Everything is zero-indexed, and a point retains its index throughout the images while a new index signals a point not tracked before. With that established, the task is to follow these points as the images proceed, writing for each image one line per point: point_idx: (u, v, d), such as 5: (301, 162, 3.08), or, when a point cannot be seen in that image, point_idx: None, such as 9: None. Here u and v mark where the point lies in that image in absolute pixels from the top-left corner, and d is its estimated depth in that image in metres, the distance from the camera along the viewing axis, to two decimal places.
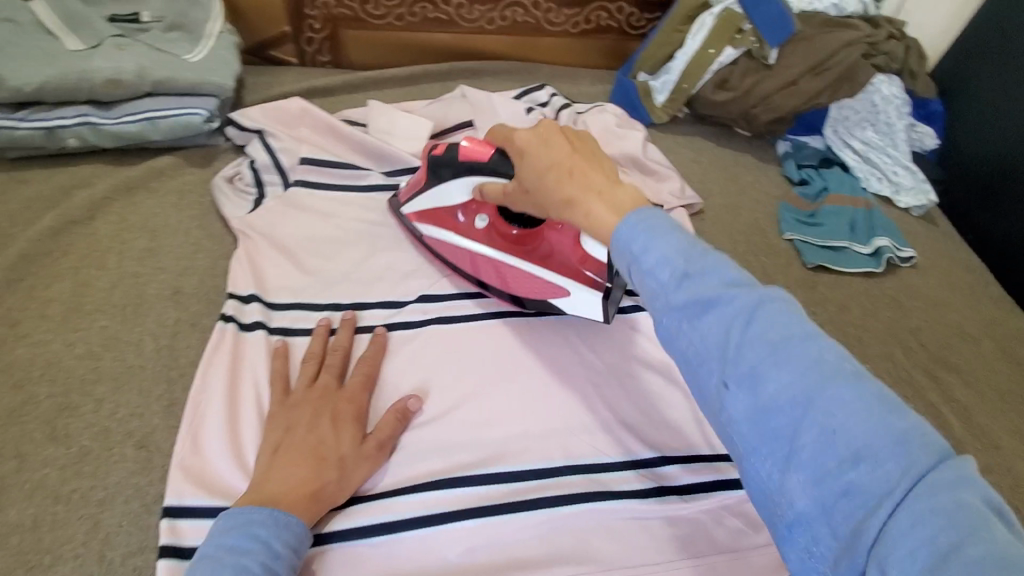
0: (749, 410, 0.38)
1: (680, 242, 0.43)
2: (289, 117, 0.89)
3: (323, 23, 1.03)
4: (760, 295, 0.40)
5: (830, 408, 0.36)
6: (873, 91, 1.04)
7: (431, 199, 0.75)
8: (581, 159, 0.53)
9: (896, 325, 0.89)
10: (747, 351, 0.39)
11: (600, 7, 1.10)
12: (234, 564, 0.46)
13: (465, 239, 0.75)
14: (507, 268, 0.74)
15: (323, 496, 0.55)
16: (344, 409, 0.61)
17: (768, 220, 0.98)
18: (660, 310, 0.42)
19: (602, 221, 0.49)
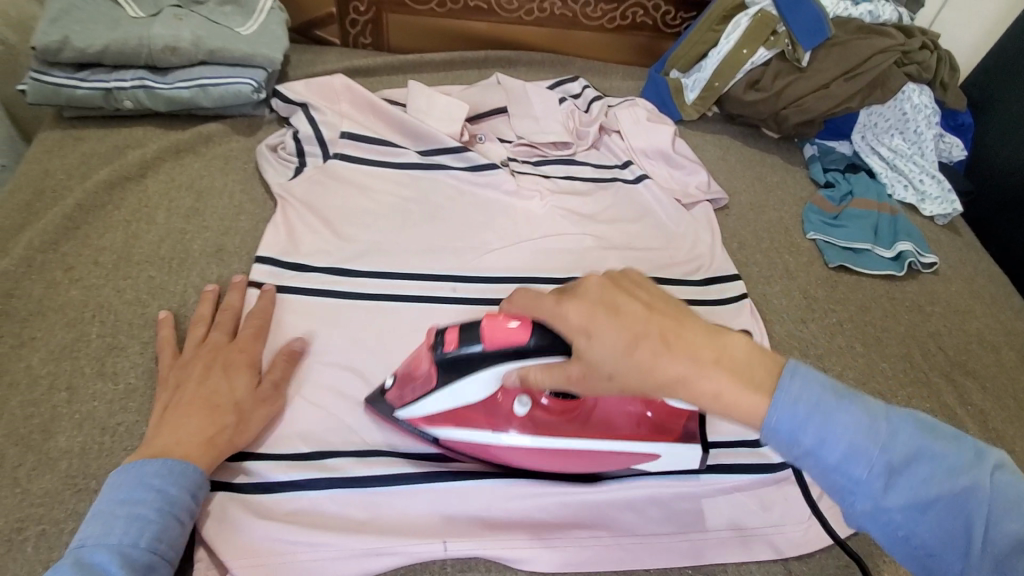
0: (956, 555, 0.41)
1: (859, 417, 0.42)
2: (332, 92, 0.92)
3: (368, 6, 1.07)
4: (932, 440, 0.42)
5: (1001, 526, 0.40)
6: (904, 99, 1.05)
7: (438, 404, 0.60)
8: (667, 319, 0.45)
9: (916, 328, 0.90)
10: (936, 510, 0.41)
11: (637, 3, 1.12)
12: (127, 516, 0.49)
13: (497, 457, 0.62)
14: (562, 450, 0.62)
15: (222, 442, 0.56)
16: (234, 357, 0.62)
17: (793, 220, 1.00)
18: (858, 499, 0.42)
19: (733, 403, 0.43)
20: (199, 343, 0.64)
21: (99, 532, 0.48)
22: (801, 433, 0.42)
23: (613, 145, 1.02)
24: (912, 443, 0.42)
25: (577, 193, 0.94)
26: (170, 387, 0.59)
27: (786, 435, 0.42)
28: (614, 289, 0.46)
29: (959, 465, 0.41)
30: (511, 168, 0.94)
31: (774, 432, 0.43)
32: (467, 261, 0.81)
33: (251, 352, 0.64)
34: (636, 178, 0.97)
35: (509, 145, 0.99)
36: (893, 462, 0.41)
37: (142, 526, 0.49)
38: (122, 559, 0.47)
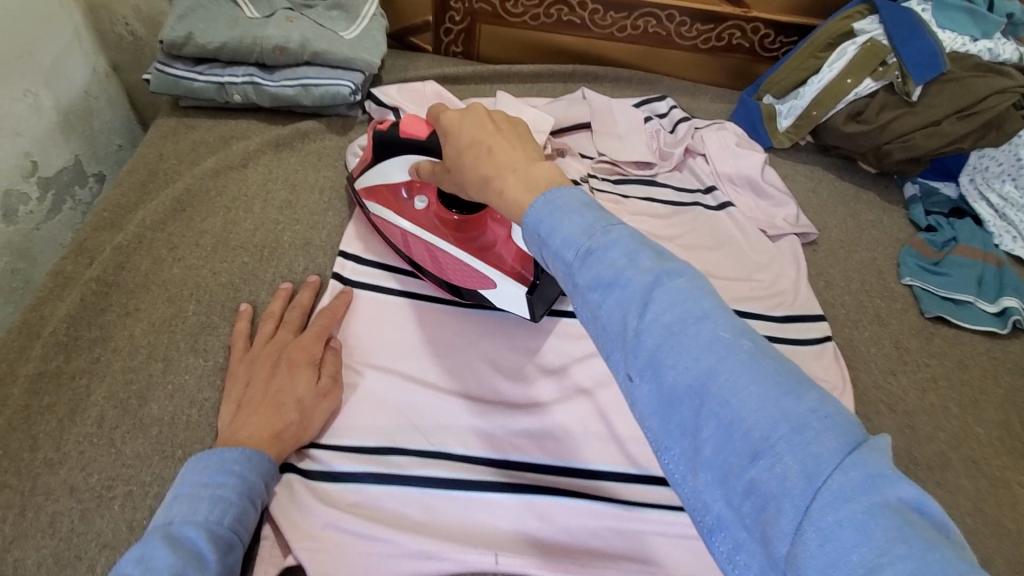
0: (635, 368, 0.35)
1: (587, 224, 0.39)
2: (422, 98, 0.94)
3: (463, 16, 1.09)
4: (676, 281, 0.36)
5: (751, 400, 0.32)
6: (1022, 144, 0.96)
7: (376, 174, 0.76)
8: (502, 138, 0.49)
9: (1020, 393, 0.81)
10: (612, 302, 0.36)
11: (735, 25, 1.09)
12: (211, 497, 0.50)
13: (411, 221, 0.75)
14: (444, 253, 0.73)
15: (287, 436, 0.58)
16: (295, 354, 0.64)
17: (885, 262, 0.93)
18: (607, 343, 0.37)
19: (513, 201, 0.44)
20: (261, 338, 0.66)
21: (185, 511, 0.49)
22: (542, 228, 0.40)
23: (698, 169, 0.99)
24: (646, 277, 0.36)
25: (656, 217, 0.92)
26: (240, 382, 0.62)
27: (537, 220, 0.40)
28: (471, 113, 0.51)
29: (734, 352, 0.33)
30: (590, 186, 0.93)
31: (527, 226, 0.41)
32: None
33: (311, 349, 0.64)
34: (717, 206, 0.94)
35: (590, 161, 0.98)
36: (590, 248, 0.38)
37: (224, 508, 0.51)
38: (210, 534, 0.48)
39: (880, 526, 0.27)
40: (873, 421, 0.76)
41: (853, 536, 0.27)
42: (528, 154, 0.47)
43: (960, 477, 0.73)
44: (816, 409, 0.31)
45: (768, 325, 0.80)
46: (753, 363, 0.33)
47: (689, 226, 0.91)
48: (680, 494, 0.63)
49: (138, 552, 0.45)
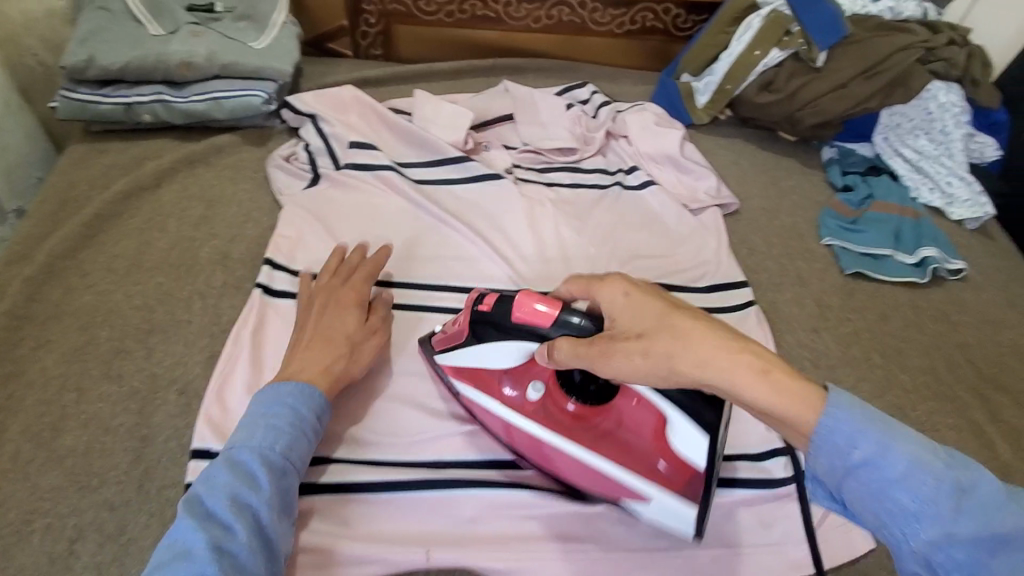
0: (920, 535, 0.42)
1: (899, 437, 0.43)
2: (340, 103, 0.93)
3: (378, 18, 1.09)
4: (907, 455, 0.43)
5: (965, 519, 0.41)
6: (929, 98, 1.01)
7: (466, 358, 0.63)
8: (699, 322, 0.46)
9: (941, 338, 0.85)
10: (912, 500, 0.42)
11: (646, 8, 1.12)
12: (266, 425, 0.55)
13: (516, 409, 0.61)
14: (592, 441, 0.59)
15: (338, 370, 0.62)
16: (346, 297, 0.68)
17: (808, 225, 0.96)
18: (834, 471, 0.45)
19: (756, 395, 0.44)
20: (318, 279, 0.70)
21: (244, 437, 0.55)
22: (844, 451, 0.44)
23: (620, 150, 1.01)
24: (906, 457, 0.43)
25: (581, 201, 0.93)
26: (298, 325, 0.66)
27: (838, 435, 0.44)
28: (648, 292, 0.49)
29: None
30: (514, 176, 0.94)
31: (818, 441, 0.44)
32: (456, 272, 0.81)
33: (365, 294, 0.69)
34: (639, 184, 0.96)
35: (514, 152, 0.99)
36: (863, 457, 0.43)
37: (277, 434, 0.55)
38: (263, 459, 0.53)
39: None
40: None
41: None
42: (715, 337, 0.45)
43: None
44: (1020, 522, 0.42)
45: (694, 295, 0.83)
46: None
47: (616, 209, 0.92)
48: None
49: (207, 473, 0.53)
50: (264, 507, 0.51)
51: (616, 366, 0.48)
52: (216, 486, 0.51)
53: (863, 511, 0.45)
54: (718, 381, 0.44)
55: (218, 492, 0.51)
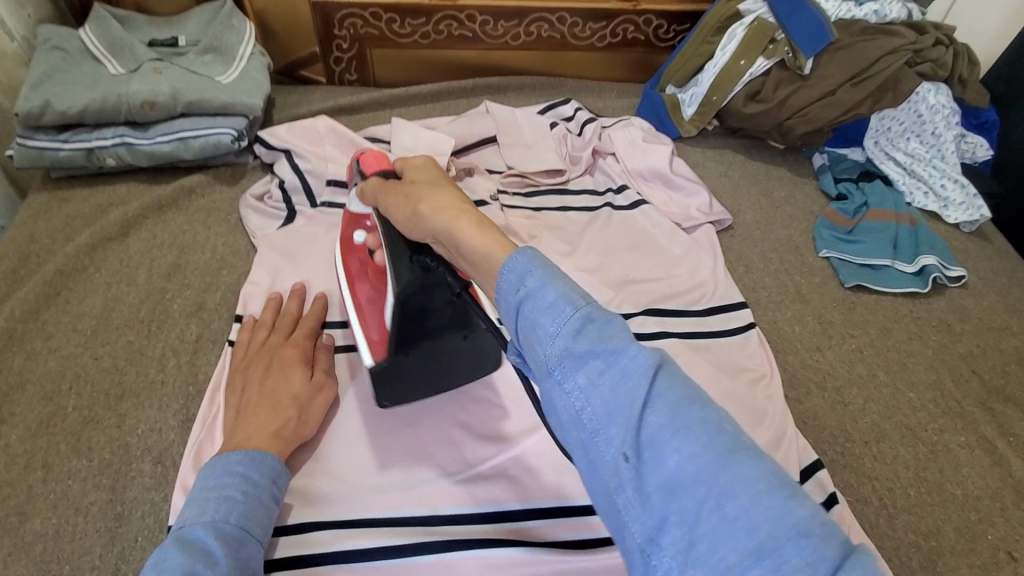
0: (615, 426, 0.37)
1: (574, 303, 0.41)
2: (315, 135, 0.90)
3: (351, 43, 1.05)
4: (624, 338, 0.39)
5: (670, 411, 0.37)
6: (919, 100, 0.98)
7: (349, 201, 0.69)
8: (427, 186, 0.55)
9: (946, 350, 0.82)
10: (590, 372, 0.39)
11: (627, 20, 1.09)
12: (217, 497, 0.50)
13: (348, 262, 0.69)
14: (364, 295, 0.67)
15: (287, 433, 0.58)
16: (288, 353, 0.65)
17: (803, 237, 0.94)
18: (540, 359, 0.41)
19: (462, 238, 0.49)
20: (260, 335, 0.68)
21: (193, 514, 0.48)
22: (523, 293, 0.42)
23: (608, 169, 0.98)
24: (625, 339, 0.39)
25: (569, 225, 0.90)
26: (237, 389, 0.62)
27: (518, 274, 0.43)
28: (432, 166, 0.59)
29: (717, 444, 0.35)
30: (499, 203, 0.91)
31: (505, 294, 0.43)
32: None
33: (304, 349, 0.67)
34: (631, 204, 0.94)
35: (498, 176, 0.95)
36: (576, 321, 0.40)
37: (231, 505, 0.49)
38: (217, 532, 0.47)
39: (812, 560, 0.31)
40: (803, 404, 0.75)
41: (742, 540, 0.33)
42: (458, 200, 0.52)
43: (897, 447, 0.73)
44: (744, 462, 0.35)
45: (692, 320, 0.80)
46: (746, 457, 0.35)
47: (606, 231, 0.89)
48: None
49: (152, 560, 0.45)
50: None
51: (392, 202, 0.58)
52: (166, 567, 0.43)
53: (535, 358, 0.41)
54: (413, 223, 0.55)
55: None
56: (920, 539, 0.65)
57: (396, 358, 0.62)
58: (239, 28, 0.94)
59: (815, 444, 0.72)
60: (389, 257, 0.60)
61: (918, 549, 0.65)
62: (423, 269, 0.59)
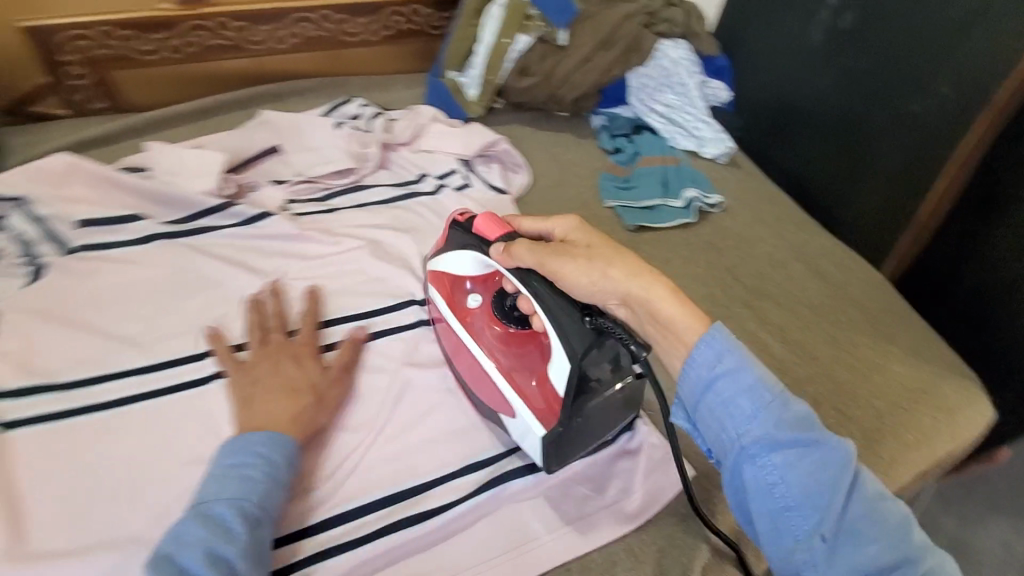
0: (765, 472, 0.50)
1: (764, 382, 0.51)
2: (56, 177, 0.80)
3: (86, 68, 0.94)
4: (818, 430, 0.51)
5: (799, 464, 0.49)
6: (662, 57, 1.12)
7: (443, 266, 0.74)
8: (606, 253, 0.61)
9: (716, 266, 0.96)
10: (789, 454, 0.50)
11: (395, 11, 1.10)
12: (238, 476, 0.55)
13: (465, 326, 0.72)
14: (499, 365, 0.68)
15: (305, 421, 0.63)
16: (298, 349, 0.69)
17: (591, 193, 1.04)
18: (740, 438, 0.51)
19: (681, 329, 0.55)
20: (268, 343, 0.70)
21: (215, 490, 0.54)
22: (711, 371, 0.52)
23: (402, 162, 1.00)
24: (814, 428, 0.51)
25: (368, 222, 0.90)
26: (246, 381, 0.65)
27: (713, 353, 0.52)
28: (584, 226, 0.65)
29: (823, 452, 0.50)
30: (289, 212, 0.88)
31: (702, 366, 0.52)
32: (240, 331, 0.74)
33: (316, 347, 0.71)
34: (434, 190, 0.97)
35: (286, 185, 0.91)
36: (720, 386, 0.52)
37: (252, 485, 0.55)
38: (234, 509, 0.53)
39: (895, 542, 0.49)
40: None
41: (875, 551, 0.48)
42: (633, 265, 0.59)
43: None
44: (919, 561, 0.49)
45: None
46: (854, 484, 0.50)
47: (405, 222, 0.91)
48: (443, 490, 0.66)
49: (176, 531, 0.51)
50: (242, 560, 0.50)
51: (559, 270, 0.61)
52: (190, 540, 0.50)
53: (726, 432, 0.51)
54: (605, 284, 0.59)
55: (195, 547, 0.49)
56: None
57: (571, 423, 0.62)
58: None
59: None
60: (556, 325, 0.61)
61: None
62: (597, 330, 0.60)
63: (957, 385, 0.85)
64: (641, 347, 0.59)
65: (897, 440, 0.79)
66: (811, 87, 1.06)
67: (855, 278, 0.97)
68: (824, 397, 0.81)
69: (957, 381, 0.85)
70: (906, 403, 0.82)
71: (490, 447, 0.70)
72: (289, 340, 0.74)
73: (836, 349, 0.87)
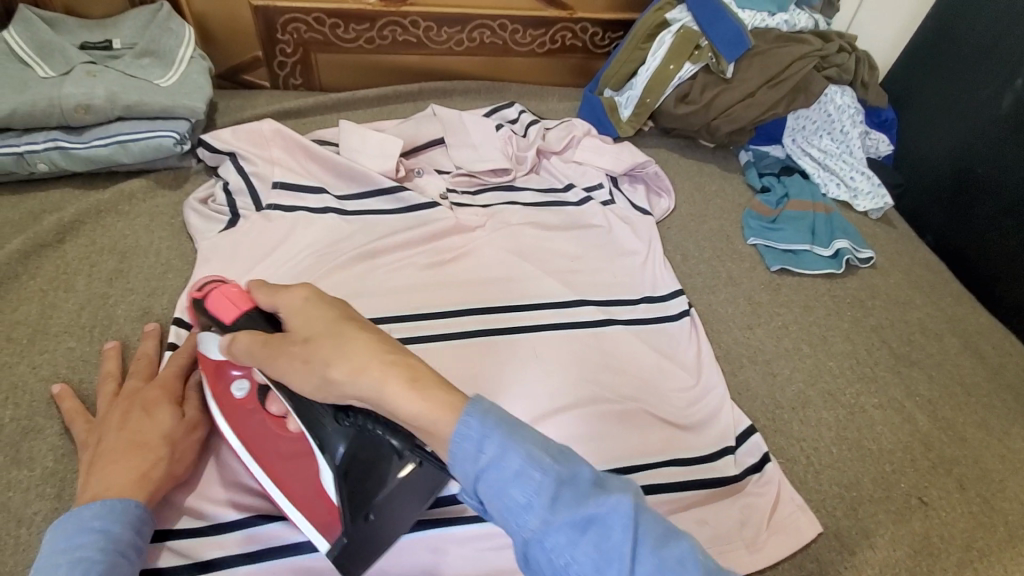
0: (568, 563, 0.38)
1: (532, 455, 0.40)
2: (261, 139, 0.90)
3: (295, 47, 1.05)
4: (593, 495, 0.39)
5: (588, 545, 0.38)
6: (828, 102, 1.09)
7: (203, 347, 0.61)
8: (325, 335, 0.46)
9: (860, 323, 0.91)
10: (569, 536, 0.38)
11: (565, 27, 1.15)
12: (63, 565, 0.47)
13: (229, 420, 0.60)
14: (276, 451, 0.60)
15: (158, 477, 0.55)
16: (151, 396, 0.60)
17: (733, 227, 1.03)
18: (524, 527, 0.39)
19: (430, 426, 0.42)
20: (123, 393, 0.61)
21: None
22: (476, 461, 0.40)
23: (553, 169, 1.04)
24: (596, 494, 0.39)
25: (517, 220, 0.94)
26: (92, 444, 0.57)
27: (472, 441, 0.40)
28: (313, 302, 0.50)
29: (617, 525, 0.38)
30: (449, 202, 0.94)
31: (457, 450, 0.41)
32: (399, 302, 0.79)
33: (171, 389, 0.62)
34: (580, 200, 0.99)
35: (447, 176, 0.98)
36: (482, 471, 0.40)
37: (86, 567, 0.47)
38: None
39: None
40: (736, 377, 0.83)
41: None
42: (372, 354, 0.44)
43: (821, 409, 0.80)
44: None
45: (637, 306, 0.87)
46: (672, 546, 0.39)
47: (551, 227, 0.94)
48: None
49: None
50: None
51: (283, 370, 0.48)
52: None
53: (506, 522, 0.40)
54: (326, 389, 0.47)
55: None
56: (842, 490, 0.73)
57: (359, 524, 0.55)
58: (176, 32, 0.94)
59: (750, 413, 0.79)
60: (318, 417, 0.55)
61: (838, 500, 0.72)
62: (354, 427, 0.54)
63: None
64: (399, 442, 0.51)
65: None
66: (992, 155, 0.99)
67: (1018, 363, 0.89)
68: (974, 484, 0.75)
69: None
70: None
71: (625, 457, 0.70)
72: (442, 319, 0.78)
73: (989, 434, 0.80)
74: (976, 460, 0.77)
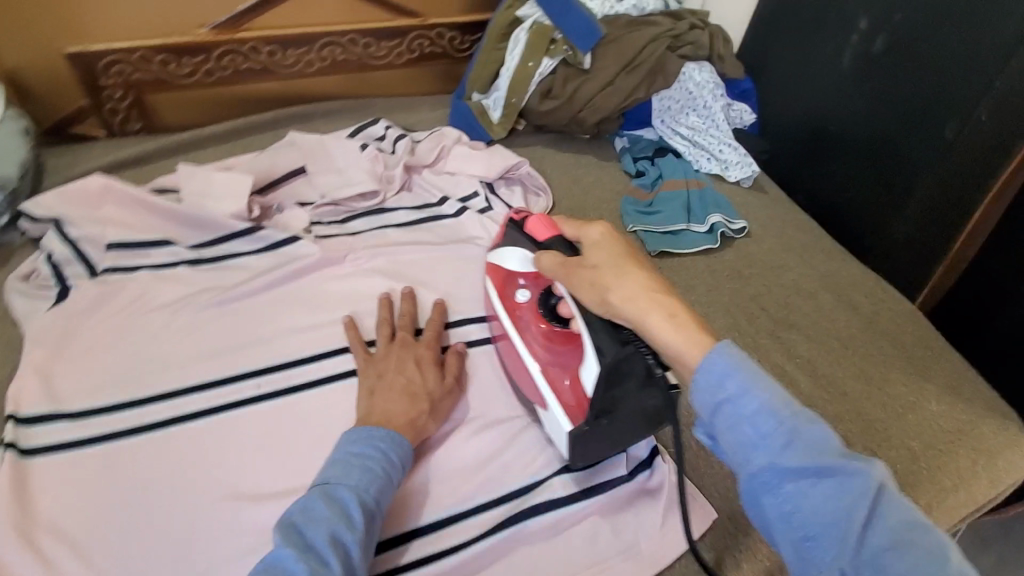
0: (786, 503, 0.45)
1: (777, 397, 0.47)
2: (90, 199, 0.83)
3: (124, 91, 0.97)
4: (838, 455, 0.45)
5: (825, 495, 0.44)
6: (686, 80, 1.11)
7: (498, 259, 0.77)
8: (606, 271, 0.59)
9: (739, 294, 0.94)
10: (802, 482, 0.45)
11: (421, 35, 1.11)
12: (361, 466, 0.59)
13: (515, 319, 0.74)
14: (547, 355, 0.71)
15: (419, 424, 0.67)
16: (422, 353, 0.75)
17: (612, 217, 1.03)
18: (758, 460, 0.46)
19: (678, 349, 0.52)
20: (383, 342, 0.76)
21: (340, 474, 0.58)
22: (719, 393, 0.48)
23: (425, 183, 1.01)
24: (842, 457, 0.45)
25: (390, 241, 0.90)
26: (372, 377, 0.71)
27: (718, 379, 0.48)
28: (610, 239, 0.61)
29: (854, 489, 0.44)
30: (313, 234, 0.89)
31: (703, 379, 0.49)
32: (261, 355, 0.75)
33: (434, 351, 0.76)
34: (456, 213, 0.97)
35: (310, 207, 0.93)
36: (725, 403, 0.48)
37: (371, 478, 0.58)
38: (359, 497, 0.56)
39: None
40: None
41: None
42: (645, 285, 0.56)
43: None
44: None
45: None
46: (918, 528, 0.43)
47: (428, 246, 0.92)
48: (463, 526, 0.66)
49: (303, 504, 0.55)
50: (358, 548, 0.53)
51: (576, 286, 0.62)
52: (314, 517, 0.53)
53: (734, 453, 0.48)
54: (602, 306, 0.59)
55: (320, 524, 0.52)
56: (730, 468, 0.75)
57: (594, 423, 0.63)
58: None
59: None
60: (588, 329, 0.63)
61: (730, 480, 0.74)
62: (624, 342, 0.60)
63: (996, 426, 0.81)
64: (661, 363, 0.59)
65: (933, 484, 0.76)
66: (842, 109, 1.04)
67: (886, 309, 0.94)
68: (854, 436, 0.79)
69: (995, 421, 0.82)
70: (942, 445, 0.79)
71: (504, 484, 0.70)
72: (303, 367, 0.75)
73: (866, 384, 0.84)
74: (854, 412, 0.81)
